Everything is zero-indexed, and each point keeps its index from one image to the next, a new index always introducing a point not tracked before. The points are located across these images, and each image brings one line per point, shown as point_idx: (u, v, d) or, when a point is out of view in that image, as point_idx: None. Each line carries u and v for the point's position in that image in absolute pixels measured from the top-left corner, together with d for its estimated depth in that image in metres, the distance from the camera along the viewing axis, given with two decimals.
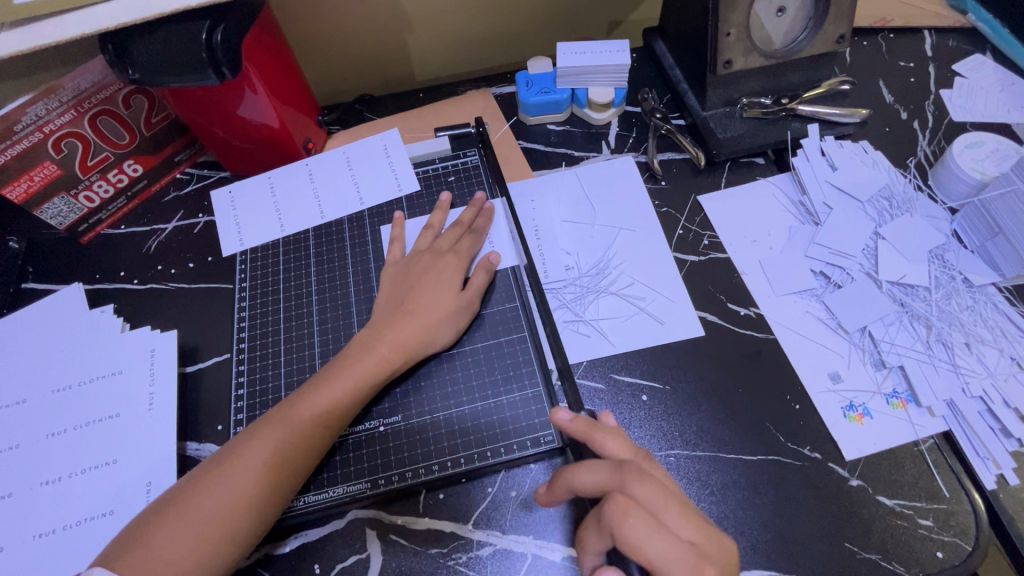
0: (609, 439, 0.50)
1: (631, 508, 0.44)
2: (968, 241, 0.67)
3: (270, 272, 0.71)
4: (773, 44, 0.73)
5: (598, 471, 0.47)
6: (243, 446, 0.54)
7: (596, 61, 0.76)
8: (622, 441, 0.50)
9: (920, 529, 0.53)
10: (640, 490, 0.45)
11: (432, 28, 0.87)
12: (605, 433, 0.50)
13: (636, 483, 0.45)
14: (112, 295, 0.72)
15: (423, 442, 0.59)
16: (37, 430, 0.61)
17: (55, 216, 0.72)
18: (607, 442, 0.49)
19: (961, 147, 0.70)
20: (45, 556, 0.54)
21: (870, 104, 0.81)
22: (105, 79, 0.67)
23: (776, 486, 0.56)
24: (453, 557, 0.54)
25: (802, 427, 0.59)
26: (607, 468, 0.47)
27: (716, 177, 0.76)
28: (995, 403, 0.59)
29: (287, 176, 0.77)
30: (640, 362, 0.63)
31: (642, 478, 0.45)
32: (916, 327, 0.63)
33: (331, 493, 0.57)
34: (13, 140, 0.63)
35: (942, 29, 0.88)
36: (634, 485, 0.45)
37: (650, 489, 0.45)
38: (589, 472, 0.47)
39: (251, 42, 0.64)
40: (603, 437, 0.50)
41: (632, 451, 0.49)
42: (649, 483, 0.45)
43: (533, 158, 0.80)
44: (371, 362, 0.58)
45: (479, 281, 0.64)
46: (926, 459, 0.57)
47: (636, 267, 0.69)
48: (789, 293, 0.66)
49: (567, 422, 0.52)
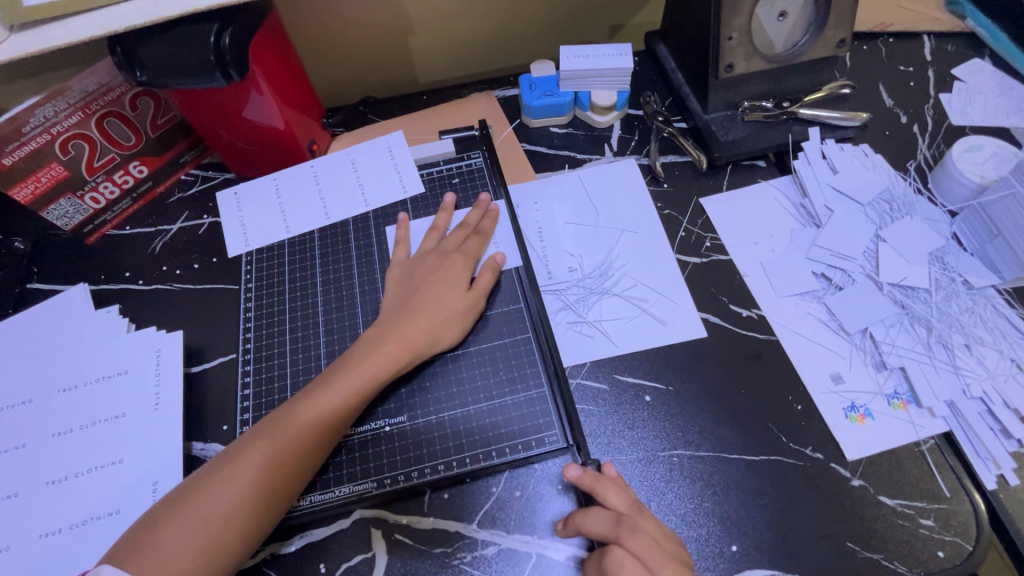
0: (612, 491, 0.52)
1: (627, 563, 0.48)
2: (967, 244, 0.68)
3: (275, 273, 0.72)
4: (774, 48, 0.74)
5: (599, 524, 0.50)
6: (249, 445, 0.54)
7: (599, 65, 0.76)
8: (623, 494, 0.52)
9: (921, 529, 0.54)
10: (634, 545, 0.49)
11: (436, 31, 0.88)
12: (609, 484, 0.52)
13: (631, 538, 0.49)
14: (117, 296, 0.72)
15: (428, 442, 0.59)
16: (43, 430, 0.61)
17: (61, 218, 0.72)
18: (610, 495, 0.52)
19: (961, 150, 0.71)
20: (52, 555, 0.55)
21: (870, 108, 0.82)
22: (112, 82, 0.68)
23: (778, 486, 0.56)
24: (458, 556, 0.54)
25: (804, 428, 0.59)
26: (608, 523, 0.50)
27: (718, 180, 0.76)
28: (995, 404, 0.59)
29: (292, 178, 0.77)
30: (643, 364, 0.63)
31: (635, 534, 0.49)
32: (917, 329, 0.63)
33: (336, 492, 0.57)
34: (21, 141, 0.64)
35: (941, 33, 0.89)
36: (627, 541, 0.49)
37: (642, 544, 0.49)
38: (594, 521, 0.51)
39: (257, 45, 0.64)
40: (607, 489, 0.52)
41: (630, 503, 0.52)
42: (642, 538, 0.49)
43: (537, 160, 0.80)
44: (376, 361, 0.58)
45: (485, 283, 0.65)
46: (927, 459, 0.57)
47: (639, 269, 0.70)
48: (791, 295, 0.67)
49: (576, 476, 0.52)
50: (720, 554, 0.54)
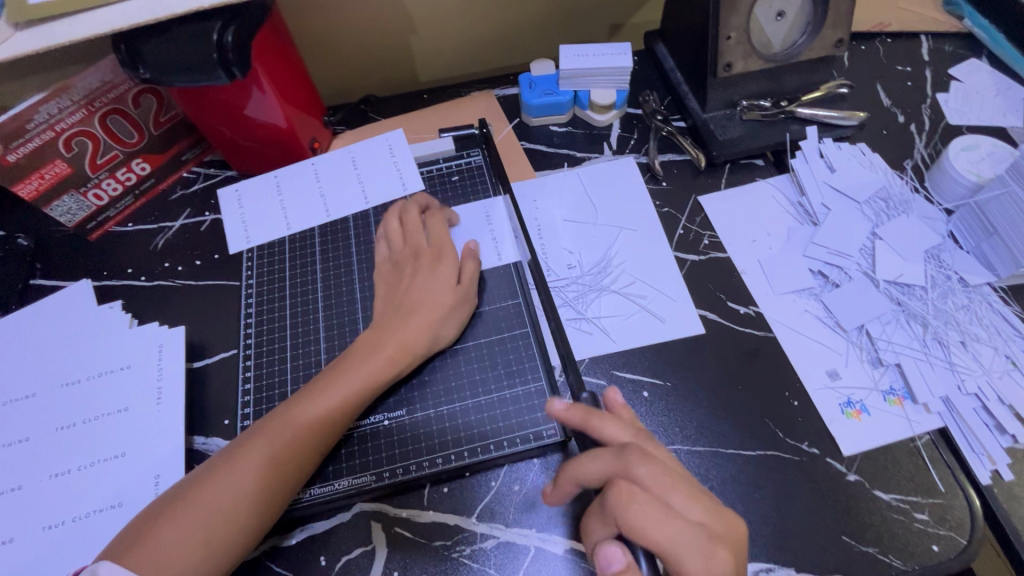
0: (608, 424, 0.51)
1: (635, 492, 0.45)
2: (963, 242, 0.69)
3: (276, 270, 0.72)
4: (772, 47, 0.74)
5: (600, 458, 0.48)
6: (250, 441, 0.54)
7: (598, 64, 0.77)
8: (623, 425, 0.51)
9: (915, 523, 0.54)
10: (643, 473, 0.46)
11: (437, 30, 0.88)
12: (605, 417, 0.51)
13: (639, 464, 0.46)
14: (119, 292, 0.73)
15: (427, 436, 0.59)
16: (46, 424, 0.62)
17: (64, 214, 0.73)
18: (606, 427, 0.50)
19: (957, 149, 0.71)
20: (55, 547, 0.55)
21: (868, 107, 0.82)
22: (115, 79, 0.68)
23: (774, 480, 0.57)
24: (457, 550, 0.55)
25: (801, 423, 0.60)
26: (610, 455, 0.48)
27: (716, 178, 0.77)
28: (990, 399, 0.60)
29: (293, 175, 0.78)
30: (642, 360, 0.64)
31: (646, 461, 0.46)
32: (912, 325, 0.64)
33: (336, 486, 0.58)
34: (25, 138, 0.64)
35: (938, 33, 0.90)
36: (637, 468, 0.46)
37: (654, 471, 0.46)
38: (591, 460, 0.48)
39: (260, 43, 0.65)
40: (602, 422, 0.51)
41: (633, 433, 0.50)
42: (653, 465, 0.46)
43: (536, 158, 0.81)
44: (376, 358, 0.59)
45: (470, 271, 0.65)
46: (922, 455, 0.58)
47: (638, 265, 0.70)
48: (788, 292, 0.67)
49: (564, 411, 0.52)
50: None
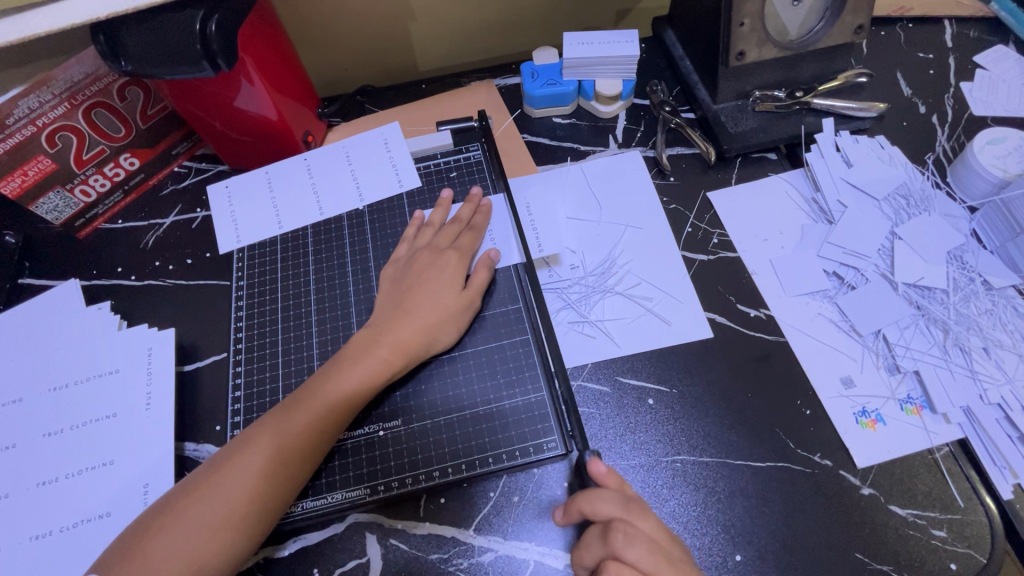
0: (602, 501, 0.48)
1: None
2: (987, 242, 0.65)
3: (268, 271, 0.70)
4: (788, 34, 0.70)
5: (592, 545, 0.47)
6: (240, 451, 0.52)
7: (604, 53, 0.73)
8: (613, 499, 0.48)
9: (933, 540, 0.52)
10: (631, 556, 0.45)
11: (435, 17, 0.85)
12: (593, 496, 0.49)
13: (626, 547, 0.45)
14: (109, 292, 0.71)
15: (423, 447, 0.57)
16: (34, 430, 0.60)
17: (51, 212, 0.70)
18: (596, 508, 0.48)
19: (982, 143, 0.68)
20: (41, 558, 0.54)
21: (887, 98, 0.78)
22: (99, 71, 0.65)
23: (785, 494, 0.54)
24: (454, 563, 0.53)
25: (813, 433, 0.57)
26: (598, 539, 0.47)
27: (727, 173, 0.73)
28: (1013, 410, 0.57)
29: (285, 171, 0.75)
30: (647, 365, 0.61)
31: (631, 542, 0.45)
32: (932, 331, 0.61)
33: (329, 498, 0.56)
34: (6, 134, 0.62)
35: (963, 18, 0.85)
36: (625, 551, 0.45)
37: (641, 552, 0.45)
38: (585, 550, 0.48)
39: (246, 31, 0.62)
40: (593, 505, 0.48)
41: (623, 506, 0.48)
42: (640, 545, 0.45)
43: (538, 152, 0.78)
44: (369, 364, 0.57)
45: (480, 280, 0.63)
46: (941, 467, 0.55)
47: (642, 266, 0.67)
48: (801, 294, 0.64)
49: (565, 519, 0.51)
50: (724, 562, 0.52)
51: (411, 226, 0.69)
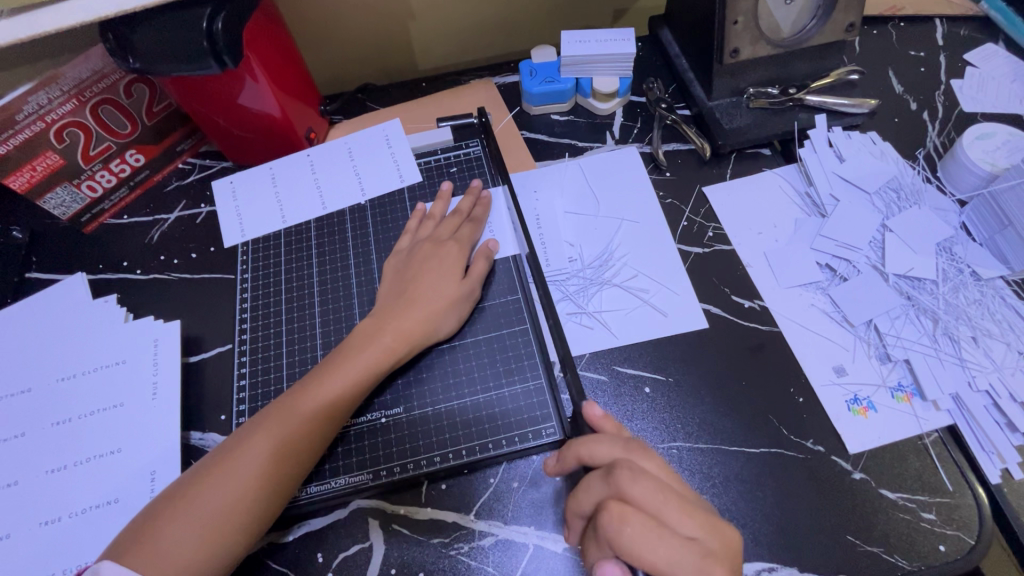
0: (601, 444, 0.49)
1: (629, 514, 0.43)
2: (976, 234, 0.67)
3: (272, 265, 0.71)
4: (782, 32, 0.71)
5: (592, 487, 0.47)
6: (248, 438, 0.54)
7: (600, 50, 0.74)
8: (612, 441, 0.49)
9: (922, 522, 0.53)
10: (636, 492, 0.44)
11: (435, 17, 0.86)
12: (591, 441, 0.50)
13: (631, 483, 0.45)
14: (115, 285, 0.72)
15: (424, 433, 0.59)
16: (43, 419, 0.61)
17: (59, 207, 0.72)
18: (595, 451, 0.49)
19: (971, 138, 0.69)
20: (51, 544, 0.55)
21: (879, 95, 0.80)
22: (106, 69, 0.67)
23: (777, 479, 0.56)
24: (455, 547, 0.54)
25: (805, 420, 0.58)
26: (600, 480, 0.47)
27: (722, 168, 0.75)
28: (1001, 397, 0.58)
29: (288, 167, 0.76)
30: (643, 354, 0.63)
31: (637, 479, 0.45)
32: (922, 321, 0.62)
33: (334, 484, 0.57)
34: (15, 130, 0.63)
35: (954, 17, 0.87)
36: (631, 488, 0.44)
37: (647, 488, 0.45)
38: (586, 491, 0.47)
39: (251, 29, 0.63)
40: (590, 447, 0.49)
41: (623, 447, 0.49)
42: (645, 482, 0.45)
43: (537, 148, 0.79)
44: (373, 352, 0.58)
45: (480, 269, 0.64)
46: (930, 453, 0.57)
47: (639, 258, 0.69)
48: (794, 286, 0.65)
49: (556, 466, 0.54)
50: None
51: (413, 219, 0.70)
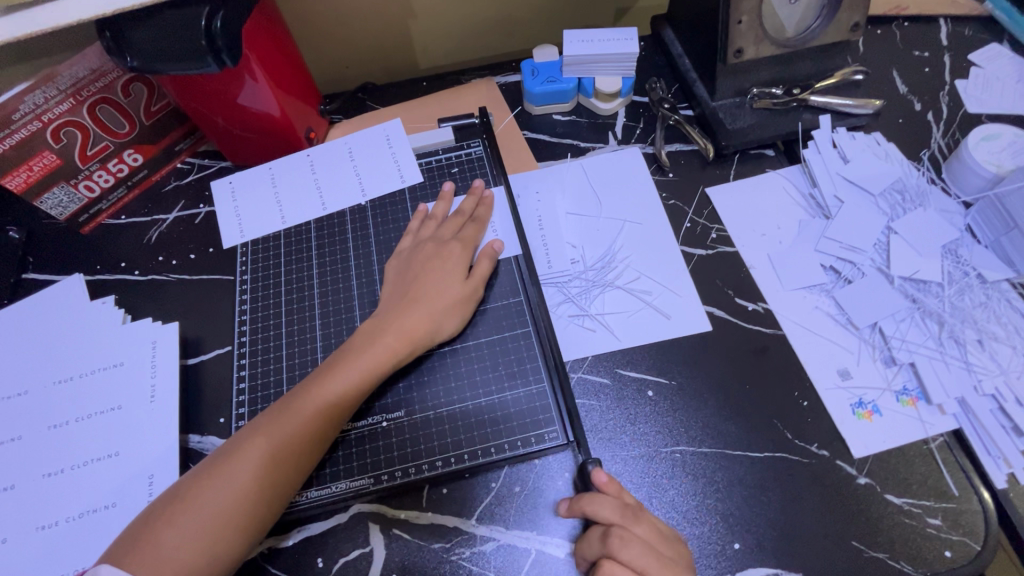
0: (604, 506, 0.50)
1: (618, 574, 0.48)
2: (982, 236, 0.66)
3: (271, 265, 0.70)
4: (786, 32, 0.71)
5: (592, 542, 0.51)
6: (247, 442, 0.53)
7: (603, 50, 0.74)
8: (613, 506, 0.51)
9: (928, 528, 0.53)
10: (625, 556, 0.48)
11: (436, 15, 0.86)
12: (593, 500, 0.51)
13: (620, 548, 0.49)
14: (113, 286, 0.72)
15: (426, 437, 0.58)
16: (40, 422, 0.60)
17: (56, 207, 0.71)
18: (597, 510, 0.50)
19: (977, 139, 0.69)
20: (48, 548, 0.54)
21: (883, 95, 0.79)
22: (104, 67, 0.66)
23: (781, 484, 0.55)
24: (457, 552, 0.54)
25: (810, 424, 0.58)
26: (597, 539, 0.50)
27: (725, 169, 0.74)
28: (1007, 401, 0.58)
29: (288, 167, 0.76)
30: (646, 358, 0.62)
31: (626, 544, 0.49)
32: (928, 324, 0.62)
33: (334, 487, 0.56)
34: (11, 129, 0.62)
35: (958, 17, 0.86)
36: (620, 553, 0.48)
37: (636, 551, 0.48)
38: (586, 543, 0.51)
39: (250, 27, 0.63)
40: (595, 505, 0.51)
41: (621, 512, 0.50)
42: (635, 547, 0.49)
43: (538, 148, 0.78)
44: (373, 355, 0.57)
45: (482, 270, 0.64)
46: (936, 457, 0.56)
47: (642, 261, 0.68)
48: (798, 288, 0.65)
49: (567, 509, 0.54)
50: (722, 550, 0.53)
51: (415, 220, 0.69)
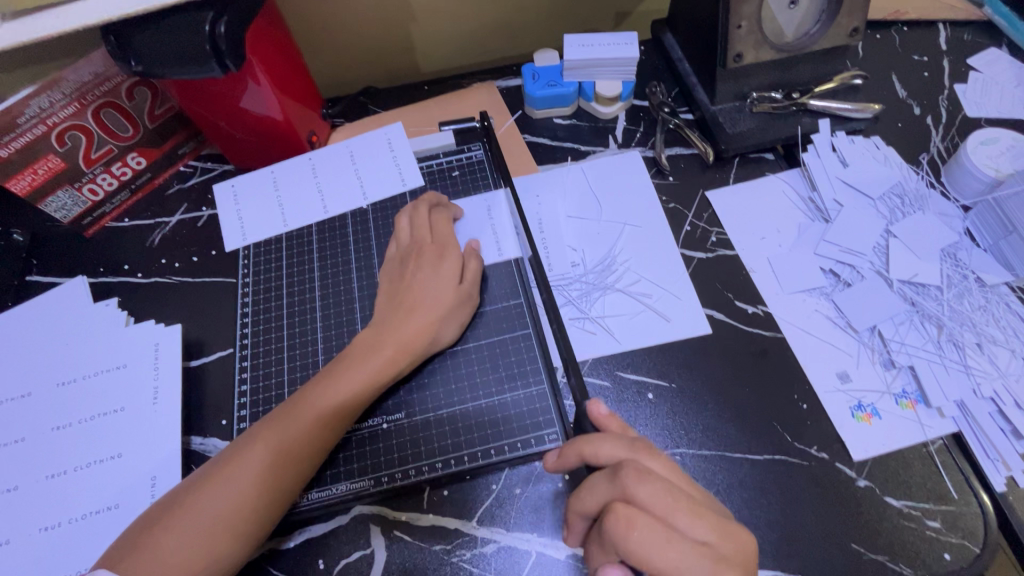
0: (604, 443, 0.49)
1: (637, 517, 0.43)
2: (980, 239, 0.67)
3: (273, 269, 0.71)
4: (785, 37, 0.71)
5: (597, 488, 0.46)
6: (248, 445, 0.53)
7: (603, 54, 0.74)
8: (616, 441, 0.48)
9: (927, 530, 0.53)
10: (642, 493, 0.44)
11: (437, 20, 0.86)
12: (597, 439, 0.49)
13: (637, 485, 0.44)
14: (115, 289, 0.72)
15: (427, 440, 0.58)
16: (43, 424, 0.61)
17: (60, 210, 0.71)
18: (600, 450, 0.48)
19: (975, 143, 0.69)
20: (50, 550, 0.55)
21: (882, 99, 0.80)
22: (108, 72, 0.67)
23: (781, 486, 0.55)
24: (457, 554, 0.54)
25: (809, 427, 0.58)
26: (606, 480, 0.46)
27: (725, 172, 0.75)
28: (1006, 404, 0.58)
29: (290, 171, 0.76)
30: (646, 361, 0.62)
31: (643, 479, 0.44)
32: (927, 327, 0.62)
33: (335, 490, 0.57)
34: (16, 133, 0.63)
35: (957, 22, 0.87)
36: (637, 490, 0.44)
37: (653, 491, 0.44)
38: (589, 493, 0.46)
39: (252, 32, 0.63)
40: (595, 445, 0.49)
41: (628, 447, 0.48)
42: (653, 484, 0.44)
43: (539, 152, 0.79)
44: (373, 360, 0.58)
45: (471, 271, 0.64)
46: (935, 460, 0.56)
47: (642, 263, 0.68)
48: (797, 291, 0.65)
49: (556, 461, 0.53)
50: None
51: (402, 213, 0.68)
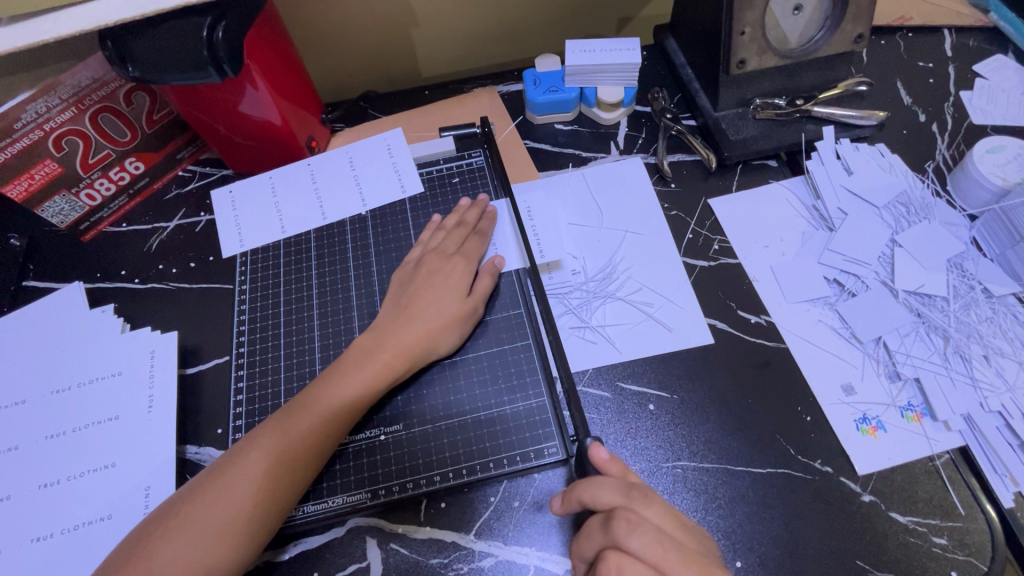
0: (603, 488, 0.48)
1: (625, 564, 0.42)
2: (987, 249, 0.66)
3: (271, 276, 0.70)
4: (789, 43, 0.70)
5: (592, 534, 0.46)
6: (244, 454, 0.53)
7: (605, 60, 0.73)
8: (613, 487, 0.48)
9: (934, 547, 0.52)
10: (634, 546, 0.43)
11: (437, 24, 0.85)
12: (594, 485, 0.48)
13: (628, 537, 0.44)
14: (112, 295, 0.71)
15: (424, 451, 0.57)
16: (37, 432, 0.60)
17: (57, 215, 0.71)
18: (597, 495, 0.48)
19: (982, 151, 0.68)
20: (41, 561, 0.54)
21: (887, 106, 0.79)
22: (106, 76, 0.66)
23: (784, 500, 0.54)
24: (454, 568, 0.53)
25: (814, 440, 0.57)
26: (599, 527, 0.46)
27: (727, 179, 0.74)
28: (1014, 418, 0.57)
29: (289, 176, 0.75)
30: (648, 371, 0.62)
31: (634, 530, 0.44)
32: (933, 338, 0.61)
33: (331, 502, 0.56)
34: (13, 138, 0.62)
35: (963, 28, 0.86)
36: (629, 541, 0.43)
37: (645, 542, 0.43)
38: (586, 539, 0.47)
39: (252, 38, 0.63)
40: (592, 490, 0.48)
41: (624, 494, 0.47)
42: (643, 535, 0.44)
43: (539, 158, 0.78)
44: (371, 369, 0.57)
45: (483, 287, 0.63)
46: (941, 474, 0.55)
47: (644, 271, 0.68)
48: (801, 301, 0.64)
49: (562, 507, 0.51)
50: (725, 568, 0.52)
51: (432, 225, 0.69)
